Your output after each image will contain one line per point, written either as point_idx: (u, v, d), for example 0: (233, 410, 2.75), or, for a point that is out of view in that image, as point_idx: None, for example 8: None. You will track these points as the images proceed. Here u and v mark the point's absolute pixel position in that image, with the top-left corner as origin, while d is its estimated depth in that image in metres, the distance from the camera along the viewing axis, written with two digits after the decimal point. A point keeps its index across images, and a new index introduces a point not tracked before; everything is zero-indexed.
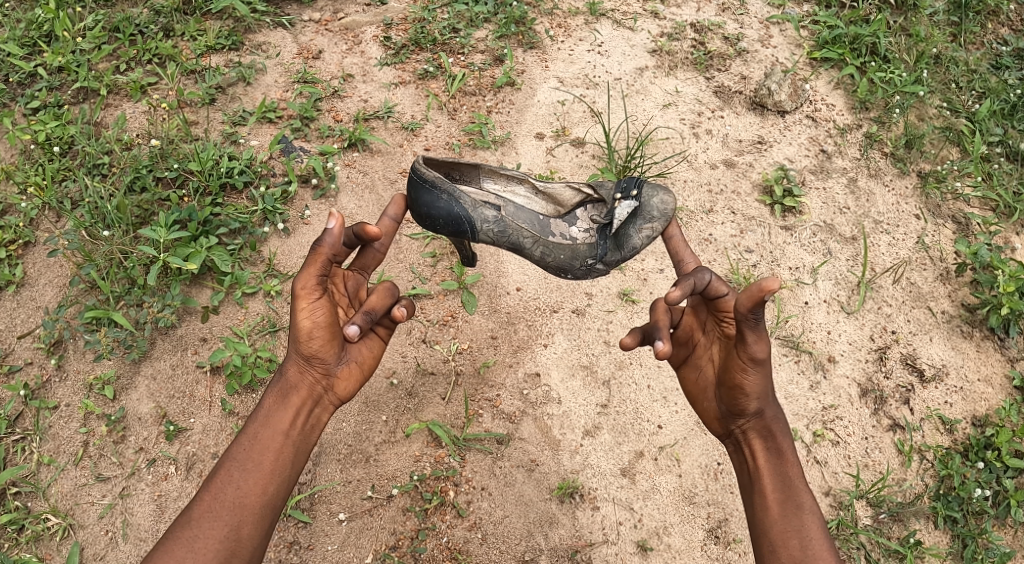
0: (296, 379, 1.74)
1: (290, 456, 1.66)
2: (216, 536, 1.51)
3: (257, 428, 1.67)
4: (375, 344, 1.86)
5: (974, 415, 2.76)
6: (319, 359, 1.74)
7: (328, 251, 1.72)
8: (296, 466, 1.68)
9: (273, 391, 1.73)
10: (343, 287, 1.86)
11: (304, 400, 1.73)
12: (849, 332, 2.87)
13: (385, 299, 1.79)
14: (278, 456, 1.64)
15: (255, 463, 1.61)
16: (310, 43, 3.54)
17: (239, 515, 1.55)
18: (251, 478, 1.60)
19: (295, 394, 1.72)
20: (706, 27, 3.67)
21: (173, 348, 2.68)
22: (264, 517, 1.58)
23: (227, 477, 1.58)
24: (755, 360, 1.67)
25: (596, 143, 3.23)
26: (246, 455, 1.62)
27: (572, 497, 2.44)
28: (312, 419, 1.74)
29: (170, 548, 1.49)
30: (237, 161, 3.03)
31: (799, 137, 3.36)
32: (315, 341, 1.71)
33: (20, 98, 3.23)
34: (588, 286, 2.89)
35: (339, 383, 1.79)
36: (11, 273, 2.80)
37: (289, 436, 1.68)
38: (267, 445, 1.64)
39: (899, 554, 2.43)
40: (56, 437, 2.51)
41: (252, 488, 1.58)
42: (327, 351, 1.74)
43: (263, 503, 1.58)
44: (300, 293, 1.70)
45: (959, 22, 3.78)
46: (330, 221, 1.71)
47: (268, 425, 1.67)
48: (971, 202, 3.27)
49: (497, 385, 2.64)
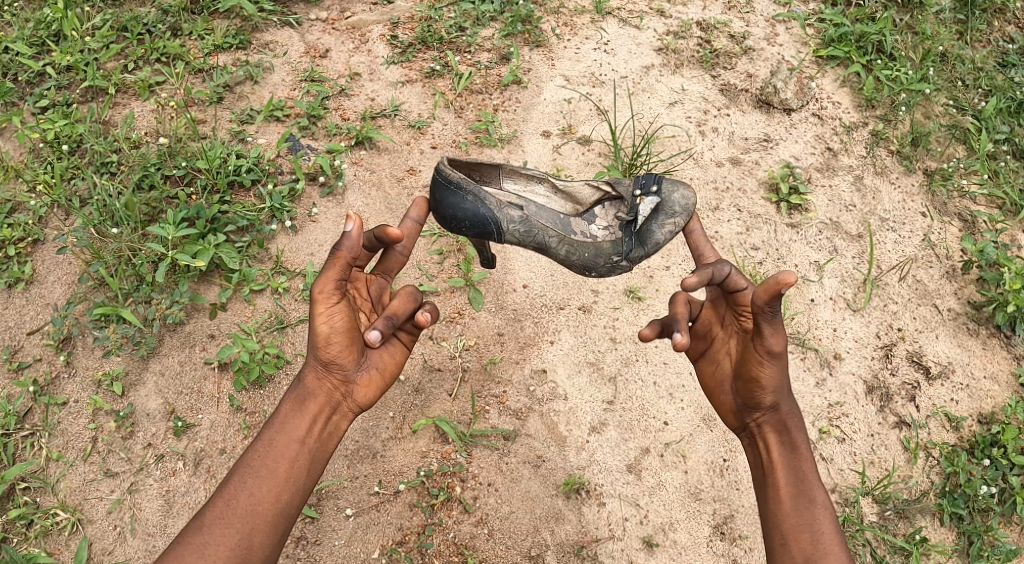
0: (314, 386, 1.75)
1: (305, 465, 1.67)
2: (228, 543, 1.51)
3: (272, 435, 1.67)
4: (396, 350, 1.87)
5: (979, 412, 2.76)
6: (337, 365, 1.75)
7: (346, 254, 1.70)
8: (311, 475, 1.69)
9: (290, 397, 1.74)
10: (367, 292, 1.87)
11: (321, 407, 1.74)
12: (855, 329, 2.87)
13: (407, 305, 1.81)
14: (293, 464, 1.65)
15: (269, 470, 1.62)
16: (316, 42, 3.56)
17: (252, 523, 1.55)
18: (264, 485, 1.60)
19: (313, 401, 1.73)
20: (711, 25, 3.68)
21: (181, 344, 2.70)
22: (276, 525, 1.59)
23: (240, 484, 1.58)
24: (772, 353, 1.69)
25: (602, 141, 3.24)
26: (261, 461, 1.63)
27: (578, 493, 2.45)
28: (328, 427, 1.75)
29: (181, 551, 1.49)
30: (244, 159, 3.05)
31: (804, 134, 3.36)
32: (332, 347, 1.72)
33: (28, 98, 3.25)
34: (594, 283, 2.90)
35: (359, 391, 1.79)
36: (20, 270, 2.82)
37: (305, 444, 1.68)
38: (282, 452, 1.65)
39: (904, 552, 2.44)
40: (64, 433, 2.53)
41: (266, 496, 1.59)
42: (345, 357, 1.75)
43: (275, 512, 1.59)
44: (318, 297, 1.71)
45: (965, 19, 3.78)
46: (347, 224, 1.68)
47: (284, 432, 1.68)
48: (978, 200, 3.27)
49: (504, 382, 2.65)
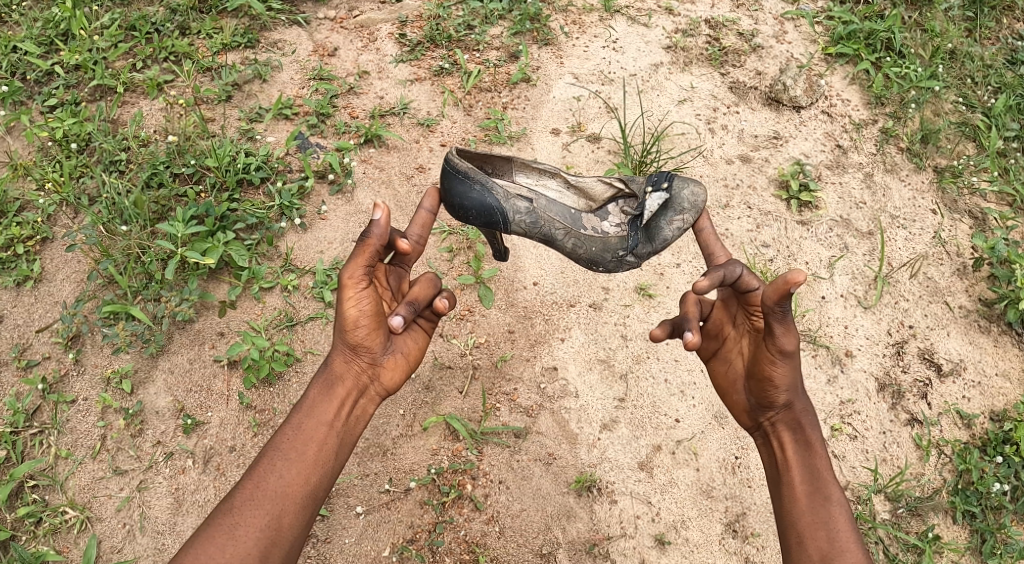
0: (341, 370, 1.74)
1: (333, 448, 1.67)
2: (257, 524, 1.50)
3: (300, 419, 1.66)
4: (418, 336, 1.88)
5: (992, 410, 2.75)
6: (365, 349, 1.75)
7: (375, 242, 1.68)
8: (339, 459, 1.68)
9: (317, 382, 1.73)
10: (387, 279, 1.86)
11: (349, 391, 1.73)
12: (866, 326, 2.86)
13: (428, 290, 1.84)
14: (321, 447, 1.64)
15: (298, 453, 1.61)
16: (325, 41, 3.56)
17: (282, 504, 1.54)
18: (293, 468, 1.60)
19: (341, 385, 1.73)
20: (720, 23, 3.67)
21: (190, 342, 2.70)
22: (305, 507, 1.58)
23: (271, 465, 1.58)
24: (784, 353, 1.68)
25: (612, 139, 3.24)
26: (290, 445, 1.62)
27: (590, 490, 2.44)
28: (355, 411, 1.74)
29: (210, 534, 1.47)
30: (253, 157, 3.04)
31: (814, 132, 3.35)
32: (360, 331, 1.72)
33: (37, 96, 3.26)
34: (605, 281, 2.89)
35: (385, 373, 1.80)
36: (29, 268, 2.82)
37: (333, 427, 1.68)
38: (311, 436, 1.64)
39: (918, 549, 2.43)
40: (73, 431, 2.52)
41: (295, 477, 1.58)
42: (372, 341, 1.75)
43: (304, 494, 1.58)
44: (346, 283, 1.69)
45: (974, 17, 3.78)
46: (375, 212, 1.67)
47: (312, 415, 1.67)
48: (987, 197, 3.26)
49: (515, 379, 2.64)
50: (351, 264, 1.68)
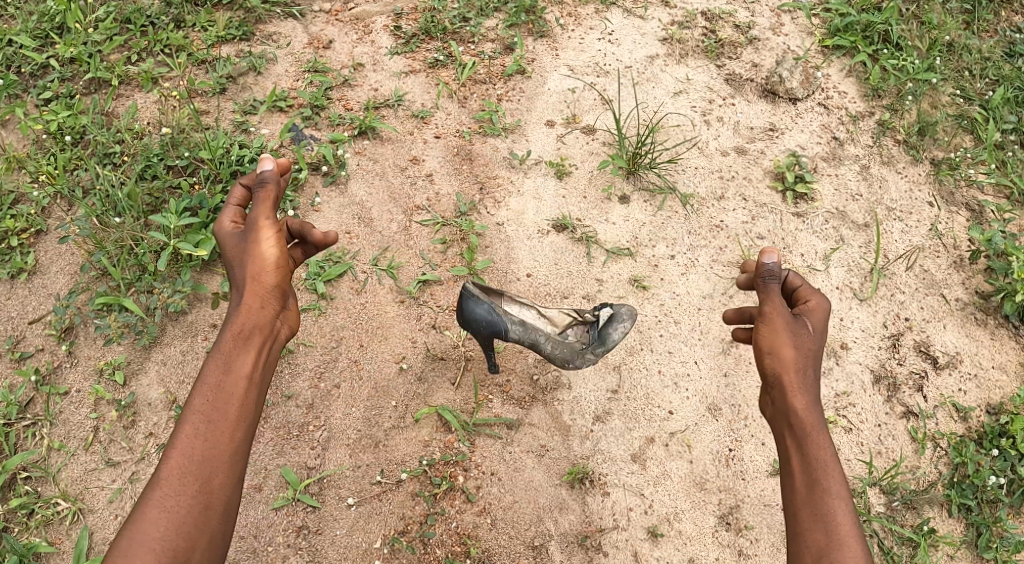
0: (254, 318, 1.69)
1: (254, 396, 1.59)
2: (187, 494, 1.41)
3: (211, 374, 1.57)
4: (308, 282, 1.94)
5: (988, 403, 2.73)
6: (278, 289, 1.78)
7: (274, 190, 1.85)
8: (260, 404, 1.61)
9: (229, 331, 1.65)
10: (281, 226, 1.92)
11: (264, 335, 1.69)
12: (861, 318, 2.85)
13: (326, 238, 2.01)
14: (242, 402, 1.56)
15: (218, 413, 1.51)
16: (320, 33, 3.55)
17: (210, 467, 1.46)
18: (213, 427, 1.50)
19: (253, 331, 1.67)
20: (717, 15, 3.66)
21: (183, 334, 2.69)
22: (235, 463, 1.50)
23: (188, 434, 1.47)
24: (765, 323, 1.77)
25: (607, 131, 3.23)
26: (206, 406, 1.51)
27: (582, 482, 2.43)
28: (270, 354, 1.70)
29: (141, 514, 1.38)
30: (247, 149, 3.04)
31: (810, 124, 3.33)
32: (274, 271, 1.77)
33: (32, 89, 3.25)
34: (598, 272, 2.87)
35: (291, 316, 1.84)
36: (23, 261, 2.82)
37: (252, 378, 1.60)
38: (229, 390, 1.55)
39: (912, 543, 2.42)
40: (66, 423, 2.52)
41: (219, 435, 1.49)
42: (282, 284, 1.79)
43: (232, 449, 1.50)
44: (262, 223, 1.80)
45: (972, 9, 3.75)
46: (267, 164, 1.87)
47: (227, 368, 1.58)
48: (985, 189, 3.23)
49: (507, 371, 2.64)
50: (258, 205, 1.82)
